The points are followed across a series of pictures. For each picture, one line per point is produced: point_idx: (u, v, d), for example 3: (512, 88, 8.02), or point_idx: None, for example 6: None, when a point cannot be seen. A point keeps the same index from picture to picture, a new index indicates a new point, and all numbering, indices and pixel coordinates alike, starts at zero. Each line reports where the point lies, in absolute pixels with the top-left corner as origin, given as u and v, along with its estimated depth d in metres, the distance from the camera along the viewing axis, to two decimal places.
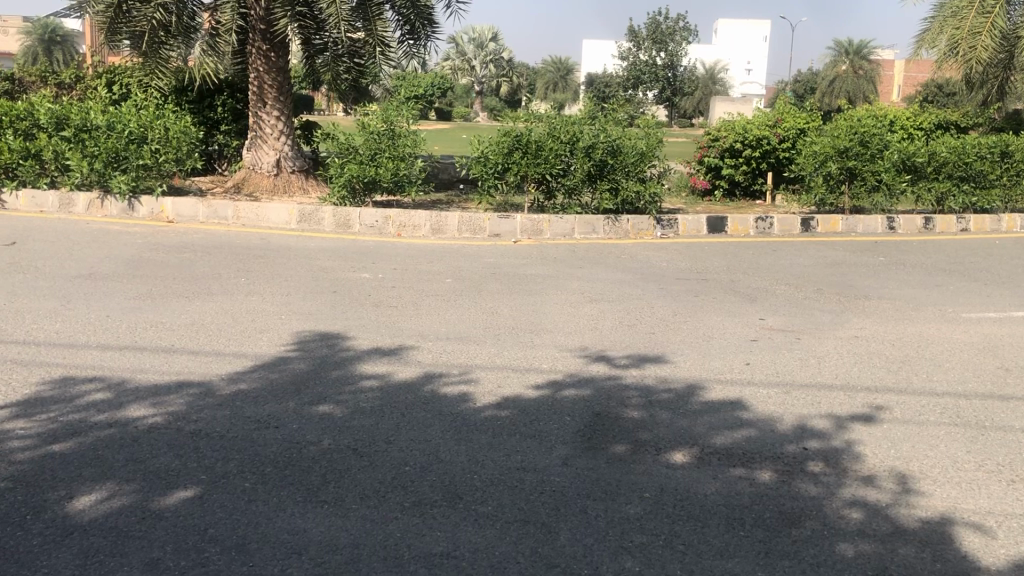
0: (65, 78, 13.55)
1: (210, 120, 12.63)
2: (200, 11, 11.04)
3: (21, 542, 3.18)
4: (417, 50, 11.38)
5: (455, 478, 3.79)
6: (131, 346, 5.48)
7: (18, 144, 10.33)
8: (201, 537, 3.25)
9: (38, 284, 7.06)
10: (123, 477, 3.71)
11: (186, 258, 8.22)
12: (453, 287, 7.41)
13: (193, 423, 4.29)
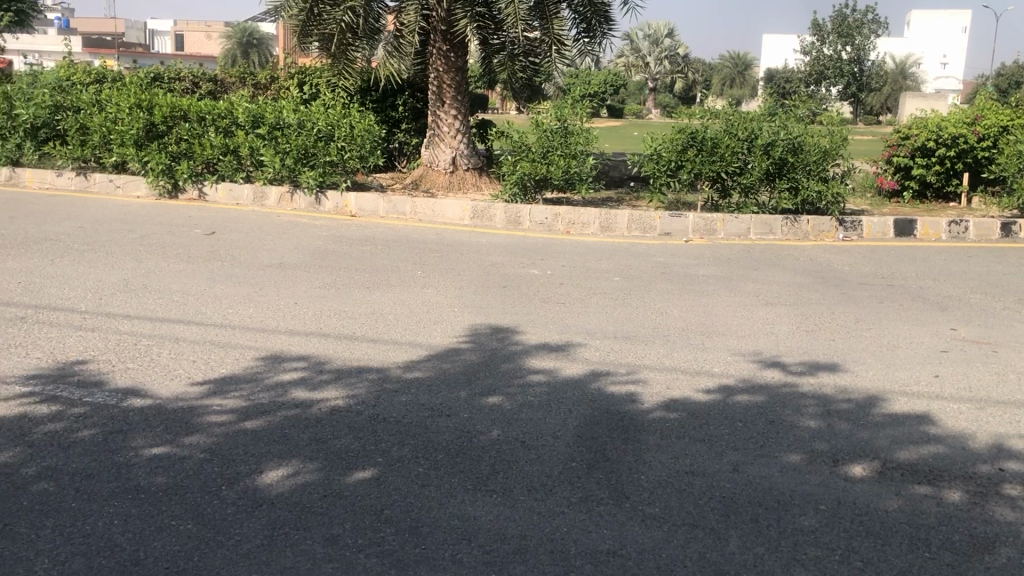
0: (261, 78, 14.51)
1: (392, 119, 13.19)
2: (385, 13, 11.49)
3: (217, 510, 3.43)
4: (592, 47, 11.38)
5: (622, 477, 3.78)
6: (316, 332, 5.79)
7: (219, 141, 11.12)
8: (377, 517, 3.39)
9: (235, 271, 7.59)
10: (307, 455, 3.93)
11: (367, 251, 8.61)
12: (624, 285, 7.38)
13: (371, 407, 4.49)
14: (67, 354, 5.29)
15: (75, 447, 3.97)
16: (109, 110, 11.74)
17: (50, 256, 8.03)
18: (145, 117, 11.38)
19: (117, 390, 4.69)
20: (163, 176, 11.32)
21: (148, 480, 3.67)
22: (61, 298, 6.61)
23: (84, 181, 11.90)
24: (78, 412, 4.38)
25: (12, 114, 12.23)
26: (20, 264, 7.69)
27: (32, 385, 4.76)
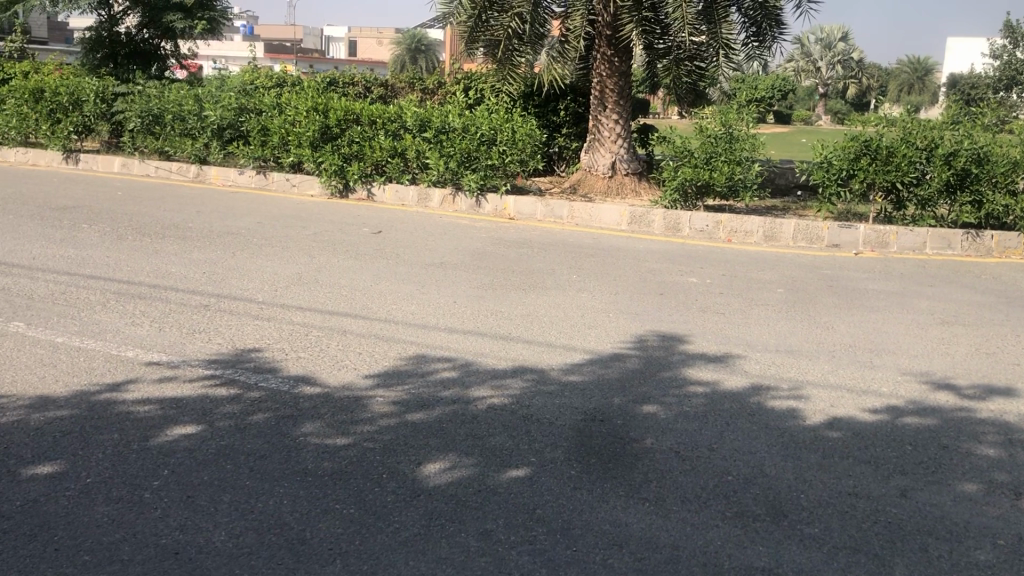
0: (429, 83, 14.97)
1: (553, 123, 13.31)
2: (551, 19, 11.60)
3: (378, 497, 3.58)
4: (761, 51, 11.11)
5: (781, 494, 3.67)
6: (474, 331, 5.93)
7: (387, 143, 11.55)
8: (530, 516, 3.44)
9: (399, 269, 7.88)
10: (463, 450, 4.03)
11: (525, 253, 8.74)
12: (787, 297, 7.15)
13: (526, 408, 4.56)
14: (246, 341, 5.65)
15: (250, 429, 4.24)
16: (288, 114, 12.41)
17: (232, 249, 8.58)
18: (321, 120, 11.96)
19: (289, 377, 4.97)
20: (335, 176, 11.88)
21: (315, 463, 3.88)
22: (241, 288, 7.06)
23: (264, 180, 12.66)
24: (254, 396, 4.67)
25: (201, 116, 13.14)
26: (206, 256, 8.26)
27: (214, 368, 5.12)
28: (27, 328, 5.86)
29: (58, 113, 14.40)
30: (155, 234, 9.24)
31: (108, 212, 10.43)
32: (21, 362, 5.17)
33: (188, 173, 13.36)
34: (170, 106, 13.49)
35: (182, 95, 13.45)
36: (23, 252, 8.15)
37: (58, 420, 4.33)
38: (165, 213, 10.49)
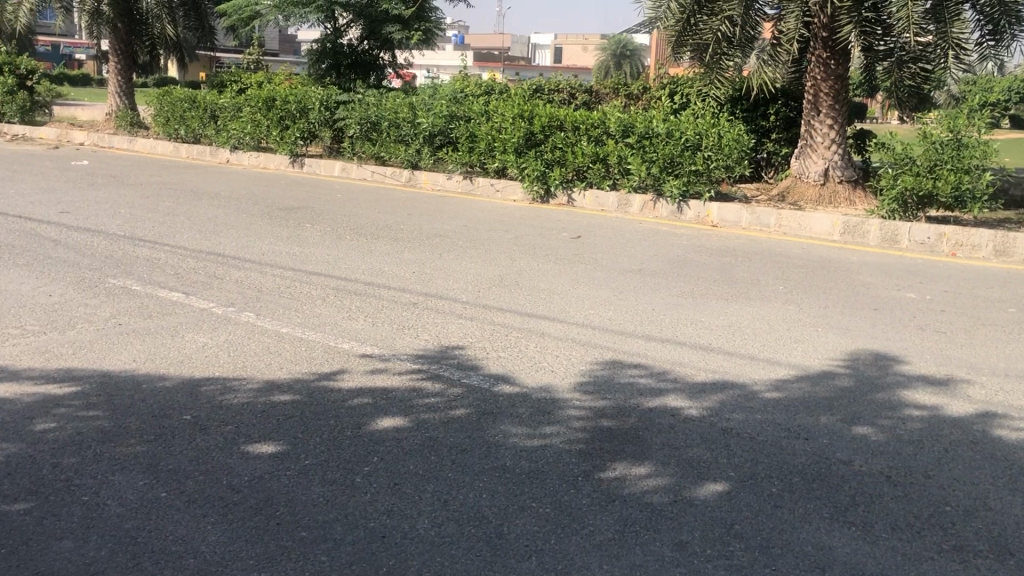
0: (634, 89, 14.93)
1: (762, 129, 12.92)
2: (763, 21, 11.27)
3: (574, 499, 3.62)
4: (997, 50, 10.27)
5: (1006, 530, 3.39)
6: (673, 341, 5.86)
7: (590, 149, 11.64)
8: (727, 531, 3.36)
9: (598, 274, 7.92)
10: (661, 460, 4.00)
11: (727, 262, 8.54)
12: (1020, 318, 6.57)
13: (725, 421, 4.45)
14: (450, 338, 5.88)
15: (453, 423, 4.41)
16: (495, 120, 12.78)
17: (438, 250, 8.94)
18: (526, 126, 12.24)
19: (489, 375, 5.12)
20: (538, 181, 12.10)
21: (514, 461, 3.97)
22: (446, 288, 7.35)
23: (471, 184, 13.10)
24: (456, 392, 4.85)
25: (414, 123, 13.79)
26: (414, 256, 8.66)
27: (419, 363, 5.36)
28: (256, 318, 6.38)
29: (287, 120, 15.61)
30: (369, 234, 9.79)
31: (327, 213, 11.16)
32: (250, 349, 5.64)
33: (400, 176, 14.01)
34: (386, 113, 14.23)
35: (397, 103, 14.17)
36: (255, 248, 8.89)
37: (281, 404, 4.69)
38: (379, 215, 11.09)
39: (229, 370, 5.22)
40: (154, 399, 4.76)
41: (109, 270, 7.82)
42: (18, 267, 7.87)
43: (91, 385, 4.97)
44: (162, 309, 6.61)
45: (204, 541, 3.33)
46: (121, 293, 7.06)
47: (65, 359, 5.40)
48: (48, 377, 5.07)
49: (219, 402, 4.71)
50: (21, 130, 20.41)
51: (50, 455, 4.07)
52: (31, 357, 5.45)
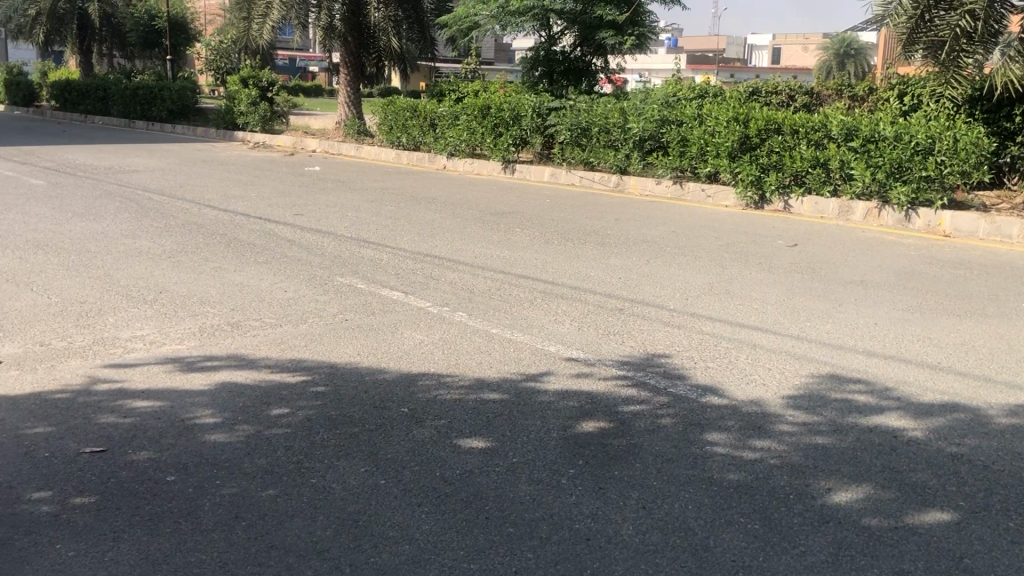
0: (859, 90, 14.18)
1: (1005, 131, 11.89)
2: (1010, 14, 10.36)
3: (784, 517, 3.49)
4: None
5: None
6: (896, 357, 5.51)
7: (809, 153, 11.18)
8: (954, 564, 3.13)
9: (815, 285, 7.59)
10: (880, 483, 3.78)
11: (960, 275, 7.93)
12: None
13: (955, 446, 4.14)
14: (657, 346, 5.84)
15: (659, 431, 4.37)
16: (708, 124, 12.55)
17: (646, 256, 8.90)
18: (741, 130, 11.94)
19: (697, 386, 5.03)
20: (752, 187, 11.76)
21: (722, 474, 3.89)
22: (655, 294, 7.31)
23: (681, 189, 12.92)
24: (662, 401, 4.80)
25: (625, 128, 13.79)
26: (622, 261, 8.65)
27: (626, 369, 5.35)
28: (468, 318, 6.61)
29: (501, 127, 16.08)
30: (577, 239, 9.89)
31: (538, 218, 11.38)
32: (463, 347, 5.86)
33: (609, 182, 14.05)
34: (597, 119, 14.30)
35: (609, 109, 14.22)
36: (468, 251, 9.21)
37: (491, 402, 4.84)
38: (588, 220, 11.20)
39: (443, 367, 5.44)
40: (375, 391, 5.06)
41: (337, 269, 8.38)
42: (258, 264, 8.61)
43: (320, 375, 5.35)
44: (383, 306, 7.00)
45: (419, 529, 3.49)
46: (346, 290, 7.56)
47: (297, 350, 5.85)
48: (283, 367, 5.50)
49: (433, 397, 4.93)
50: (263, 138, 22.26)
51: (283, 438, 4.43)
52: (268, 347, 5.95)
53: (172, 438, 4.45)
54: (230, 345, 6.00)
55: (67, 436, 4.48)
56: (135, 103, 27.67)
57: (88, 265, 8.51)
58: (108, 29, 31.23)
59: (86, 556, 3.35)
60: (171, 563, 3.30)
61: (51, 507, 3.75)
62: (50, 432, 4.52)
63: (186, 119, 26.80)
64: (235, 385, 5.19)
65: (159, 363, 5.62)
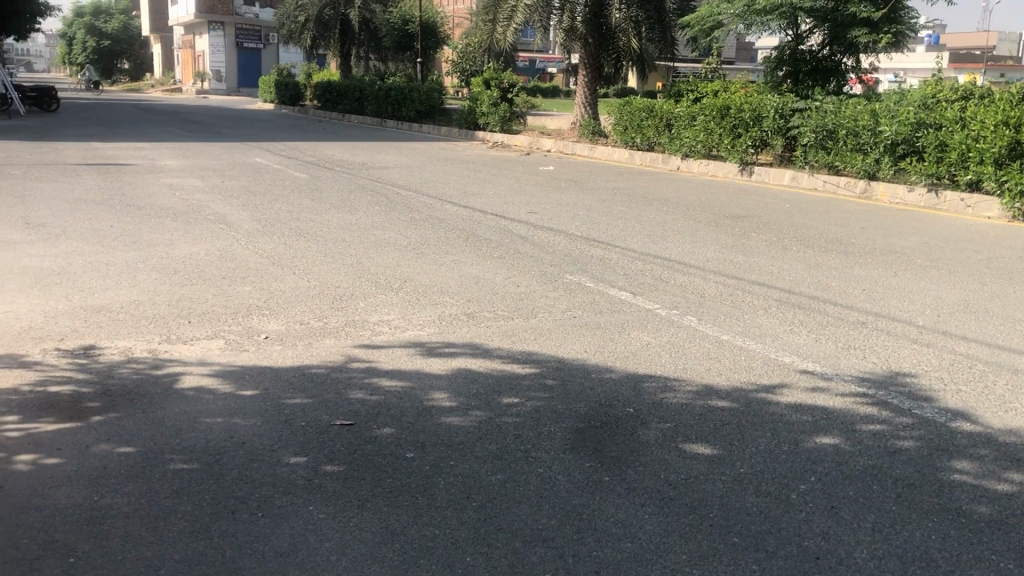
0: None
1: None
2: None
3: None
4: None
5: None
6: None
7: None
8: None
9: None
10: None
11: None
12: None
13: None
14: (902, 364, 5.48)
15: (902, 453, 4.12)
16: (971, 127, 11.64)
17: (893, 268, 8.37)
18: (1011, 134, 11.00)
19: (947, 410, 4.67)
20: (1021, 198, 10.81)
21: (972, 506, 3.60)
22: (902, 309, 6.87)
23: (936, 199, 12.06)
24: (906, 422, 4.51)
25: (876, 131, 13.03)
26: (866, 272, 8.20)
27: (865, 386, 5.07)
28: (698, 323, 6.53)
29: (740, 129, 15.66)
30: (818, 246, 9.46)
31: (775, 223, 11.02)
32: (692, 352, 5.80)
33: (856, 188, 13.33)
34: (845, 121, 13.58)
35: (858, 110, 13.45)
36: (701, 255, 9.10)
37: (720, 409, 4.76)
38: (830, 226, 10.71)
39: (670, 370, 5.41)
40: (603, 389, 5.11)
41: (568, 267, 8.55)
42: (494, 259, 8.95)
43: (549, 368, 5.49)
44: (612, 306, 7.06)
45: (642, 528, 3.51)
46: (577, 288, 7.69)
47: (528, 343, 6.03)
48: (514, 358, 5.69)
49: (660, 400, 4.93)
50: (502, 138, 23.04)
51: (514, 426, 4.59)
52: (501, 338, 6.18)
53: (412, 417, 4.74)
54: (466, 334, 6.29)
55: (321, 407, 4.89)
56: (387, 103, 29.53)
57: (342, 253, 9.22)
58: (365, 34, 33.49)
59: (334, 519, 3.65)
60: (407, 534, 3.52)
61: (305, 471, 4.12)
62: (306, 402, 4.96)
63: (432, 119, 28.26)
64: (469, 372, 5.44)
65: (402, 347, 5.99)
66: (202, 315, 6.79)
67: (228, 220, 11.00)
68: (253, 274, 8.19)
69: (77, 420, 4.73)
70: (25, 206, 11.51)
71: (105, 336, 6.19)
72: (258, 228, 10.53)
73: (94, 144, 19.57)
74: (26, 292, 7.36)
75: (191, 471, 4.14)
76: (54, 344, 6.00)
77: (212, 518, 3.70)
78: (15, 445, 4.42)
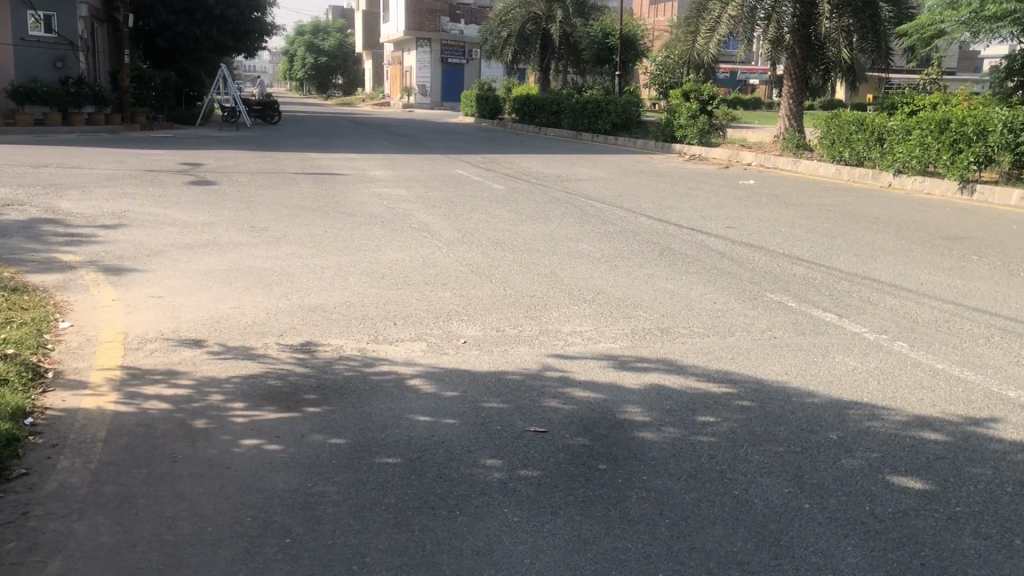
0: None
1: None
2: None
3: None
4: None
5: None
6: None
7: None
8: None
9: None
10: None
11: None
12: None
13: None
14: None
15: None
16: None
17: None
18: None
19: None
20: None
21: None
22: None
23: None
24: None
25: None
26: None
27: None
28: (910, 349, 6.16)
29: (961, 144, 14.63)
30: None
31: (999, 245, 10.21)
32: (902, 380, 5.47)
33: None
34: None
35: None
36: (913, 277, 8.57)
37: (931, 442, 4.47)
38: None
39: (877, 398, 5.13)
40: (804, 413, 4.93)
41: (768, 285, 8.29)
42: (690, 274, 8.83)
43: (746, 389, 5.35)
44: (815, 328, 6.78)
45: (844, 560, 3.37)
46: (776, 307, 7.45)
47: (723, 362, 5.90)
48: (710, 377, 5.59)
49: (865, 428, 4.69)
50: (699, 151, 22.67)
51: (708, 445, 4.52)
52: (697, 355, 6.08)
53: (605, 429, 4.76)
54: (661, 349, 6.23)
55: (517, 413, 5.00)
56: (584, 116, 29.77)
57: (537, 263, 9.40)
58: (565, 47, 33.84)
59: (529, 523, 3.73)
60: (600, 545, 3.55)
61: (501, 474, 4.23)
62: (502, 407, 5.10)
63: (628, 131, 28.20)
64: (663, 388, 5.39)
65: (596, 359, 6.02)
66: (406, 318, 7.13)
67: (430, 228, 11.46)
68: (453, 281, 8.50)
69: (294, 410, 5.10)
70: (250, 211, 12.52)
71: (320, 334, 6.62)
72: (458, 236, 10.93)
73: (312, 155, 20.98)
74: (251, 290, 8.02)
75: (395, 466, 4.35)
76: (276, 339, 6.49)
77: (413, 512, 3.87)
78: (240, 430, 4.82)
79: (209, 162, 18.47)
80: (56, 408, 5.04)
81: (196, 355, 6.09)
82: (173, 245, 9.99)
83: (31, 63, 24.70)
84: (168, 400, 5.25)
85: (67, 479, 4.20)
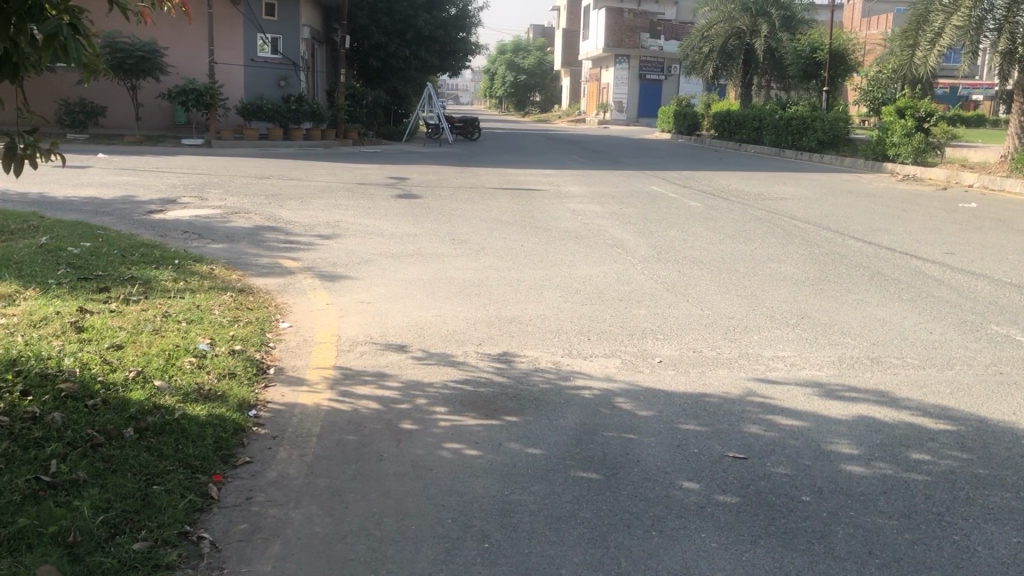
0: None
1: None
2: None
3: None
4: None
5: None
6: None
7: None
8: None
9: None
10: None
11: None
12: None
13: None
14: None
15: None
16: None
17: None
18: None
19: None
20: None
21: None
22: None
23: None
24: None
25: None
26: None
27: None
28: None
29: None
30: None
31: None
32: None
33: None
34: None
35: None
36: None
37: None
38: None
39: None
40: None
41: (992, 316, 7.66)
42: (903, 301, 8.30)
43: (967, 428, 4.96)
44: None
45: None
46: (1003, 341, 6.87)
47: (941, 397, 5.49)
48: (926, 413, 5.22)
49: None
50: (915, 171, 21.30)
51: (923, 485, 4.22)
52: (911, 388, 5.71)
53: (809, 460, 4.56)
54: (870, 380, 5.90)
55: (714, 437, 4.89)
56: (788, 132, 28.75)
57: (735, 283, 9.15)
58: (769, 62, 32.79)
59: (727, 550, 3.64)
60: None
61: (697, 498, 4.15)
62: (699, 430, 5.00)
63: (835, 148, 26.97)
64: (873, 421, 5.10)
65: (800, 385, 5.78)
66: (601, 334, 7.14)
67: (625, 245, 11.43)
68: (650, 299, 8.43)
69: (493, 419, 5.23)
70: (450, 224, 13.00)
71: (518, 346, 6.76)
72: (654, 254, 10.84)
73: (510, 170, 21.51)
74: (452, 299, 8.31)
75: (591, 481, 4.37)
76: (475, 348, 6.69)
77: (609, 528, 3.87)
78: (443, 435, 5.00)
79: (415, 176, 19.32)
80: (277, 402, 5.43)
81: (402, 359, 6.38)
82: (381, 254, 10.52)
83: (256, 82, 26.87)
84: (375, 401, 5.52)
85: (286, 469, 4.51)
